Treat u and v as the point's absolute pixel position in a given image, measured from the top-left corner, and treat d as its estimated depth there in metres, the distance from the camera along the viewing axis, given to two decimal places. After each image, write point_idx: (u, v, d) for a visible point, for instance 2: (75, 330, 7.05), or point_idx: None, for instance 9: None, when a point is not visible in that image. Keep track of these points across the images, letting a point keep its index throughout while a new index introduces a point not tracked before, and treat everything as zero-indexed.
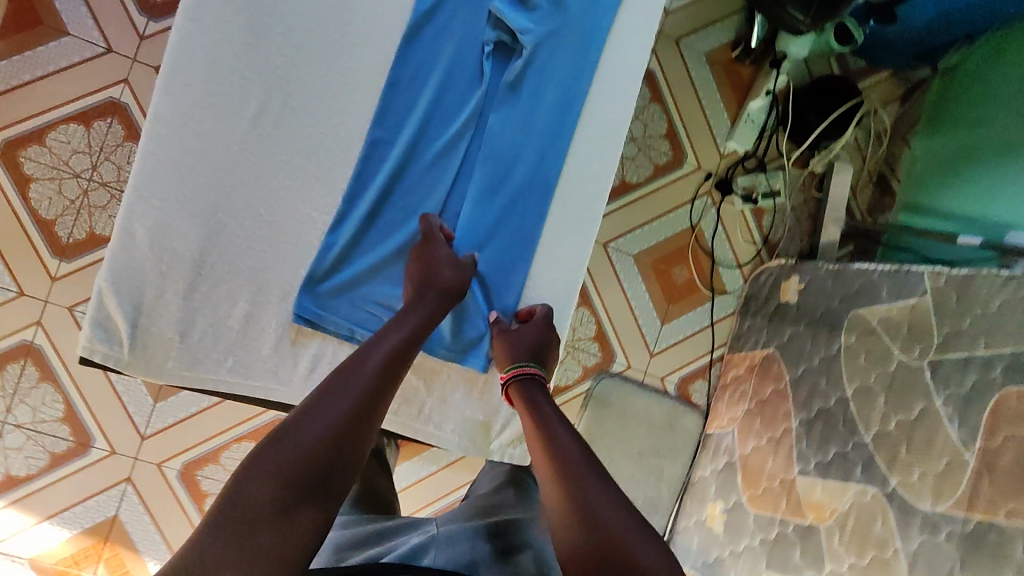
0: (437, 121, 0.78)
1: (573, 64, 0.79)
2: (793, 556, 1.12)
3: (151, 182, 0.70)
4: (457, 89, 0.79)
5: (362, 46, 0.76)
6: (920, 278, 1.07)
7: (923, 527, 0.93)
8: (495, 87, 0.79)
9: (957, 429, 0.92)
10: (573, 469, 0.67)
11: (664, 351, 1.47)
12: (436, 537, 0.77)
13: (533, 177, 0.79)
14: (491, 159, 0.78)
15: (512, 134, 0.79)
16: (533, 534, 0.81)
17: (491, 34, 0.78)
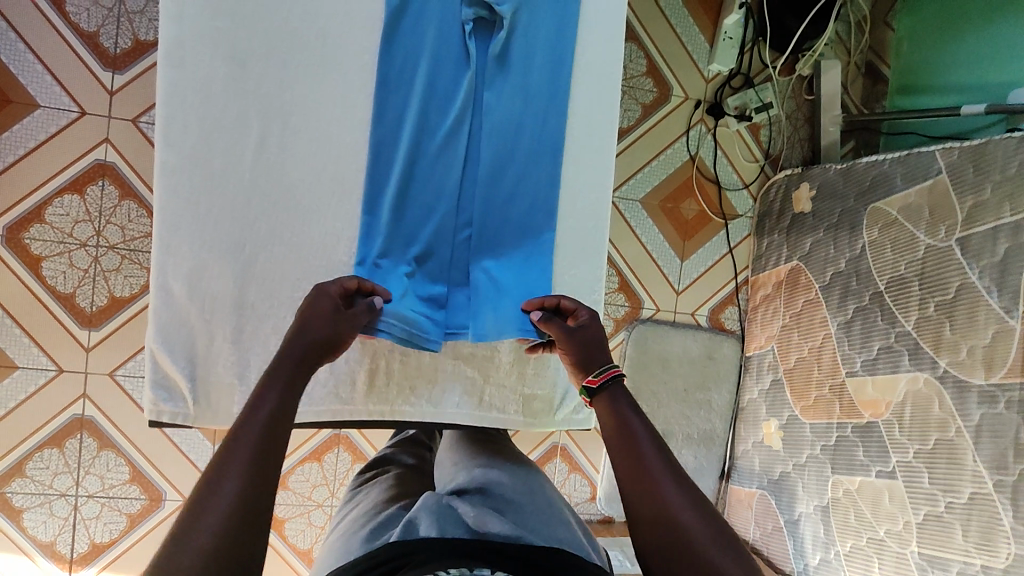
0: (435, 111, 0.74)
1: (557, 21, 0.76)
2: (857, 455, 1.15)
3: (174, 235, 0.67)
4: (446, 75, 0.74)
5: (342, 45, 0.71)
6: (933, 158, 1.07)
7: (981, 401, 0.94)
8: (484, 61, 0.74)
9: (996, 299, 0.93)
10: (643, 435, 0.59)
11: (690, 286, 1.48)
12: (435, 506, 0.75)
13: (542, 144, 0.76)
14: (496, 138, 0.75)
15: (510, 107, 0.75)
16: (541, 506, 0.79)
17: (468, 11, 0.73)
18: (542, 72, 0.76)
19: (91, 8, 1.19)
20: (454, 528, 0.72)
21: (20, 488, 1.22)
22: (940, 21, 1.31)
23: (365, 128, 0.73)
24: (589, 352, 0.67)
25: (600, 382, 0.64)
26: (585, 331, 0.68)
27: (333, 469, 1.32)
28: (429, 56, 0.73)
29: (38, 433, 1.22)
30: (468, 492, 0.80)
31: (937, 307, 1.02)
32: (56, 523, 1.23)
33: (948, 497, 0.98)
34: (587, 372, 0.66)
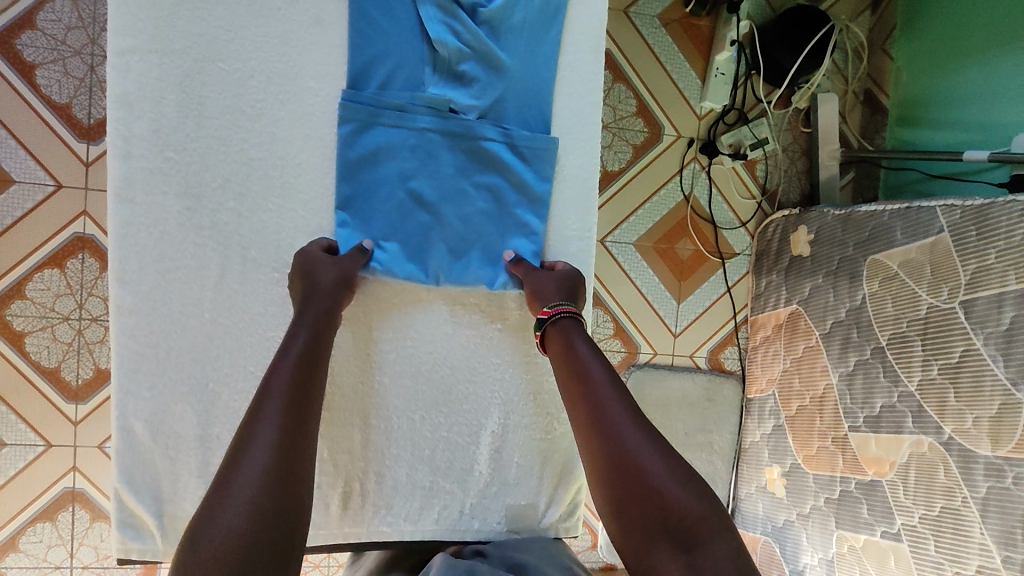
0: (398, 213, 0.74)
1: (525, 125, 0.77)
2: (861, 512, 1.13)
3: (133, 376, 0.64)
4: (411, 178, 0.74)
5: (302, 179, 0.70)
6: (934, 214, 1.02)
7: (987, 473, 0.91)
8: (454, 162, 0.75)
9: (1002, 369, 0.89)
10: (620, 427, 0.64)
11: (687, 328, 1.45)
12: None
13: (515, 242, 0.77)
14: (459, 235, 0.75)
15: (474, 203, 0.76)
16: None
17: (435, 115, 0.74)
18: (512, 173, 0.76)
19: (62, 79, 1.16)
20: None
21: (15, 562, 1.22)
22: (943, 53, 1.25)
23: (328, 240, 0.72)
24: (558, 292, 0.74)
25: (549, 316, 0.72)
26: (551, 276, 0.75)
27: None
28: (398, 163, 0.73)
29: (30, 508, 1.22)
30: None
31: (941, 370, 0.98)
32: None
33: (955, 567, 0.95)
34: (550, 302, 0.73)
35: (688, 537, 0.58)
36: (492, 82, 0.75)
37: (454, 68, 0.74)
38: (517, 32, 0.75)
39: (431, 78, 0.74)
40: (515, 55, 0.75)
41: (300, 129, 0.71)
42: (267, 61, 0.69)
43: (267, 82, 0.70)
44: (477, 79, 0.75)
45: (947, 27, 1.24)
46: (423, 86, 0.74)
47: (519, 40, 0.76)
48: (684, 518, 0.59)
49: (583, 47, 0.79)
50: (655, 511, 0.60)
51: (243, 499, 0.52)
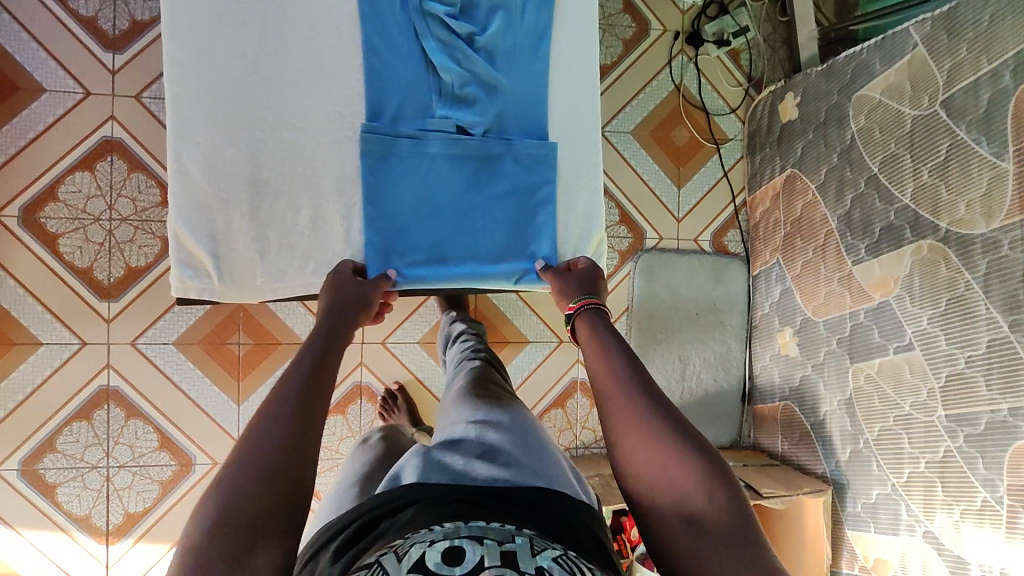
0: (429, 228, 0.77)
1: (528, 106, 0.78)
2: (873, 338, 1.16)
3: (187, 123, 0.70)
4: (432, 189, 0.77)
5: None
6: (907, 35, 1.09)
7: (986, 248, 0.95)
8: (470, 178, 0.77)
9: (986, 148, 0.95)
10: (632, 396, 0.64)
11: (690, 213, 1.50)
12: (421, 460, 0.76)
13: (529, 242, 0.80)
14: (487, 240, 0.79)
15: (495, 206, 0.78)
16: (532, 453, 0.76)
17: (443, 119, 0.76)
18: (520, 188, 0.79)
19: None
20: (441, 476, 0.73)
21: (52, 463, 1.24)
22: None
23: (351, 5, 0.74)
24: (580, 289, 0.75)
25: (576, 311, 0.73)
26: (574, 278, 0.77)
27: (358, 419, 1.34)
28: (417, 181, 0.76)
29: (66, 408, 1.24)
30: (460, 441, 0.79)
31: (931, 172, 1.04)
32: (91, 495, 1.25)
33: (966, 352, 0.99)
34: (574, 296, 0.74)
35: (693, 520, 0.57)
36: (491, 104, 0.76)
37: (462, 99, 0.76)
38: (511, 51, 0.77)
39: (438, 103, 0.76)
40: (515, 79, 0.77)
41: None
42: None
43: None
44: (477, 95, 0.76)
45: None
46: (423, 89, 0.76)
47: (515, 55, 0.77)
48: (687, 503, 0.58)
49: (579, 29, 0.80)
50: (665, 500, 0.59)
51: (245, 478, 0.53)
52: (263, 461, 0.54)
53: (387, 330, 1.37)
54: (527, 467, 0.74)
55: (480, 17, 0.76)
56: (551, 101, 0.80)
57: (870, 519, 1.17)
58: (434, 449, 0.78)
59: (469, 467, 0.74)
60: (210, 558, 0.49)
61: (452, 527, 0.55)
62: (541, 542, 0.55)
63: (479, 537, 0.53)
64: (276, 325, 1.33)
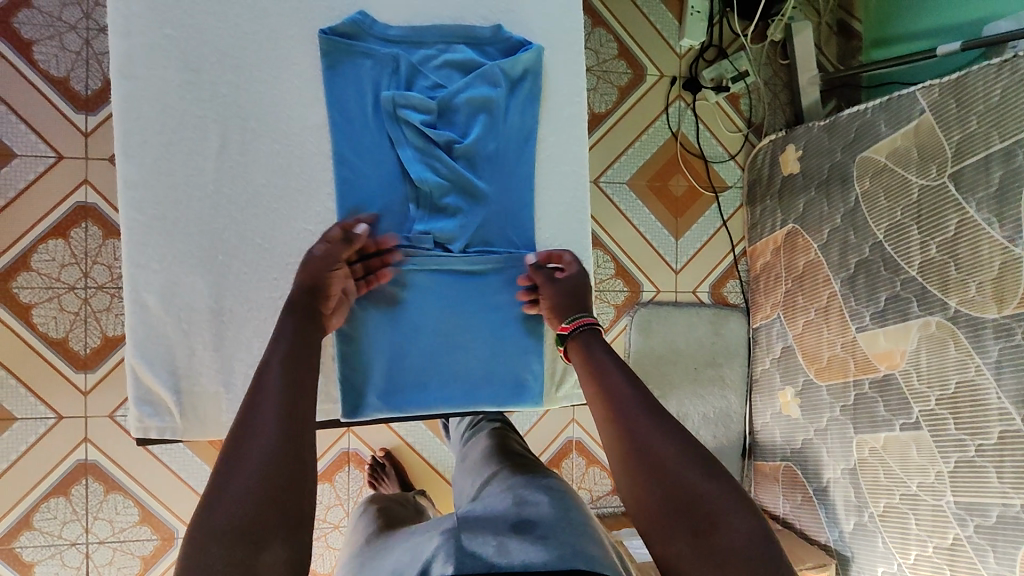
0: (404, 347, 0.72)
1: (513, 210, 0.74)
2: (878, 410, 1.12)
3: (142, 248, 0.63)
4: (408, 311, 0.71)
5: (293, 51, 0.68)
6: (914, 100, 1.05)
7: (997, 334, 0.91)
8: (448, 295, 0.72)
9: (998, 230, 0.91)
10: (634, 415, 0.61)
11: (687, 264, 1.46)
12: (453, 539, 0.70)
13: (514, 360, 0.75)
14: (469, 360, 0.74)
15: (474, 326, 0.73)
16: (572, 525, 0.72)
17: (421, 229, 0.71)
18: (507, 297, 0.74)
19: (59, 54, 1.20)
20: (476, 559, 0.66)
21: (29, 541, 1.20)
22: None
23: (322, 115, 0.69)
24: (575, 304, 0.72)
25: (570, 332, 0.70)
26: (564, 285, 0.72)
27: (346, 488, 1.30)
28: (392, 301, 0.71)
29: (42, 484, 1.20)
30: (494, 519, 0.74)
31: (939, 247, 1.00)
32: (69, 574, 1.21)
33: (977, 439, 0.95)
34: (568, 316, 0.71)
35: (706, 524, 0.55)
36: (475, 214, 0.72)
37: (442, 208, 0.71)
38: (493, 158, 0.72)
39: (415, 214, 0.71)
40: (498, 185, 0.72)
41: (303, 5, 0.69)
42: None
43: None
44: (458, 205, 0.71)
45: None
46: (401, 196, 0.71)
47: (498, 162, 0.72)
48: (700, 505, 0.55)
49: (564, 130, 0.76)
50: (676, 510, 0.56)
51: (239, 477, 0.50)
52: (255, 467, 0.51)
53: None
54: (568, 543, 0.68)
55: (460, 122, 0.71)
56: (536, 202, 0.75)
57: None
58: (466, 524, 0.74)
59: (504, 546, 0.68)
60: (213, 568, 0.46)
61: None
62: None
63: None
64: None
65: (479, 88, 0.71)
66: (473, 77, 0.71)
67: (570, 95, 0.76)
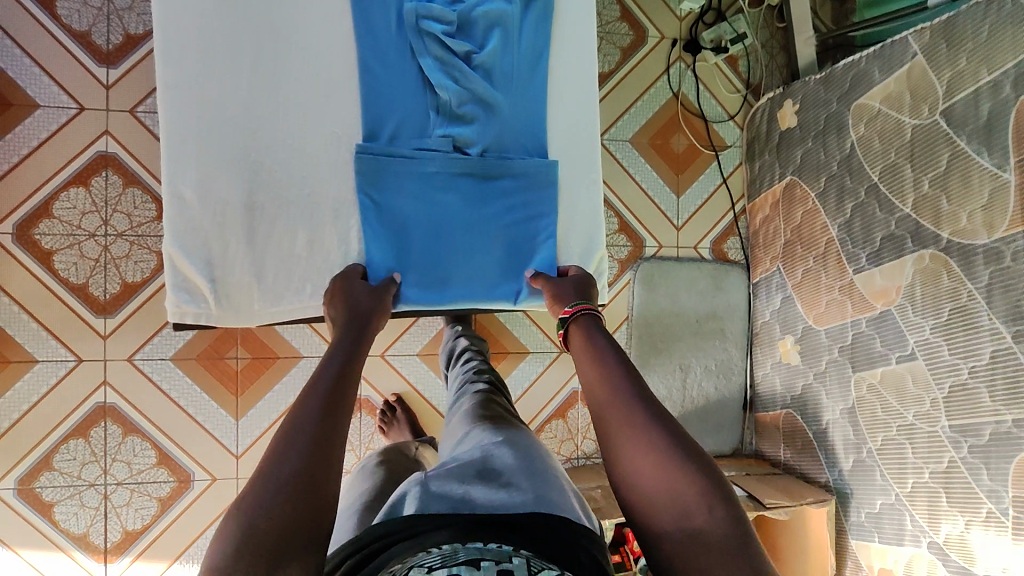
0: (424, 240, 0.75)
1: (527, 119, 0.78)
2: (875, 347, 1.16)
3: (180, 146, 0.67)
4: (429, 206, 0.75)
5: None
6: (906, 45, 1.09)
7: (988, 259, 0.95)
8: (468, 193, 0.76)
9: (987, 159, 0.95)
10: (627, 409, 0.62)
11: (689, 221, 1.50)
12: (424, 486, 0.74)
13: (529, 259, 0.79)
14: (486, 255, 0.77)
15: (491, 223, 0.77)
16: (538, 470, 0.75)
17: (442, 133, 0.74)
18: (520, 203, 0.78)
19: (81, 9, 1.24)
20: (442, 504, 0.70)
21: (49, 481, 1.23)
22: None
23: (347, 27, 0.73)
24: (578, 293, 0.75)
25: (571, 315, 0.72)
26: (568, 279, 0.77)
27: (357, 433, 1.33)
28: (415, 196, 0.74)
29: (62, 425, 1.23)
30: (462, 465, 0.77)
31: (931, 182, 1.04)
32: (88, 514, 1.24)
33: (970, 362, 0.99)
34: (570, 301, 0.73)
35: (686, 515, 0.55)
36: (491, 123, 0.76)
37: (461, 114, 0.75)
38: (508, 71, 0.76)
39: (436, 120, 0.75)
40: (513, 97, 0.76)
41: None
42: None
43: None
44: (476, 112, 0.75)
45: None
46: (425, 102, 0.75)
47: (513, 75, 0.76)
48: (684, 499, 0.56)
49: (574, 49, 0.80)
50: (660, 501, 0.57)
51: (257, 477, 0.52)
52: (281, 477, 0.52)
53: (386, 343, 1.36)
54: (529, 488, 0.71)
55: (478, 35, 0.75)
56: (548, 116, 0.79)
57: (874, 529, 1.17)
58: (433, 475, 0.76)
59: (469, 491, 0.72)
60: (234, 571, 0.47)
61: (448, 551, 0.56)
62: (538, 563, 0.56)
63: (476, 562, 0.54)
64: (274, 339, 1.32)
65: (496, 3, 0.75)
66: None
67: (579, 17, 0.80)
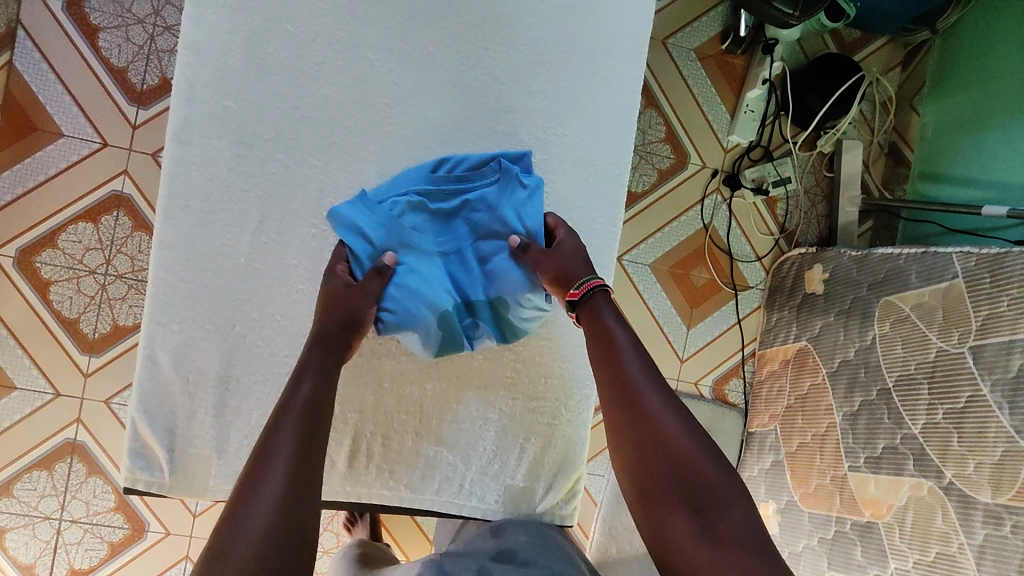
0: (399, 228, 0.69)
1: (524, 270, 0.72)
2: (855, 554, 1.11)
3: (165, 308, 0.65)
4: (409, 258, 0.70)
5: (347, 142, 0.70)
6: (950, 259, 1.05)
7: (986, 520, 0.90)
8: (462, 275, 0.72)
9: (1007, 417, 0.90)
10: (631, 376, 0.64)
11: (694, 355, 1.45)
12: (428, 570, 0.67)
13: (494, 216, 0.71)
14: (446, 234, 0.72)
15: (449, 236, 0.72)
16: (552, 548, 0.69)
17: (459, 318, 0.71)
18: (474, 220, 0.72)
19: (122, 44, 1.22)
20: None
21: (6, 507, 1.21)
22: (971, 112, 1.29)
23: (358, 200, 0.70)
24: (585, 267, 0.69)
25: (580, 297, 0.67)
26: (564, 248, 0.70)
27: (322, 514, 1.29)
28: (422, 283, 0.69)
29: (28, 455, 1.21)
30: (473, 550, 0.70)
31: (946, 414, 0.99)
32: (38, 545, 1.22)
33: None
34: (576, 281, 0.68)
35: (706, 503, 0.60)
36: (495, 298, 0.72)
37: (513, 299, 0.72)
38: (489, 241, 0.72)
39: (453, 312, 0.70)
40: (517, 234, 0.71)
41: (360, 93, 0.70)
42: (329, 28, 0.69)
43: (326, 49, 0.69)
44: (480, 304, 0.71)
45: (969, 88, 1.30)
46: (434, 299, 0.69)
47: (492, 245, 0.72)
48: (704, 482, 0.60)
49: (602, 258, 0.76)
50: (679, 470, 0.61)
51: (255, 526, 0.52)
52: (268, 509, 0.53)
53: None
54: (546, 564, 0.64)
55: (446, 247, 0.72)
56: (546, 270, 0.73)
57: None
58: (447, 559, 0.69)
59: (482, 571, 0.65)
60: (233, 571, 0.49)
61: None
62: None
63: None
64: None
65: (445, 216, 0.71)
66: (433, 208, 0.70)
67: (604, 215, 0.76)
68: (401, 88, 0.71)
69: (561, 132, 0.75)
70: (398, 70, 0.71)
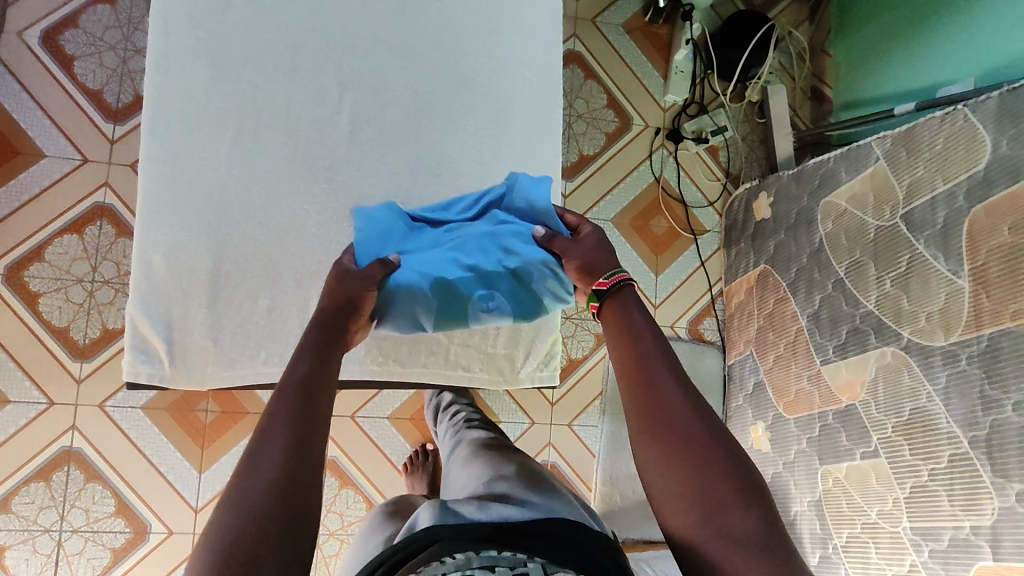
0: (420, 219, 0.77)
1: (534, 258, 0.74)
2: (841, 440, 1.15)
3: (155, 213, 0.75)
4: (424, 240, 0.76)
5: (308, 63, 0.81)
6: (870, 148, 1.15)
7: (945, 362, 0.97)
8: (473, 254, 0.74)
9: (944, 264, 0.99)
10: (651, 362, 0.58)
11: (667, 299, 1.52)
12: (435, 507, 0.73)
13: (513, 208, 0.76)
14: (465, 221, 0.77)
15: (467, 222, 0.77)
16: (543, 489, 0.77)
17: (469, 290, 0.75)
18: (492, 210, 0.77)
19: (97, 69, 1.32)
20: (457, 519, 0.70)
21: (4, 524, 1.20)
22: (875, 40, 1.43)
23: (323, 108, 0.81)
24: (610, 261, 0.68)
25: (608, 286, 0.64)
26: (587, 242, 0.70)
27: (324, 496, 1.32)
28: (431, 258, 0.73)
29: (25, 467, 1.22)
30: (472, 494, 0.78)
31: (893, 282, 1.07)
32: (39, 560, 1.20)
33: (929, 464, 0.98)
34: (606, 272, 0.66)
35: (723, 500, 0.52)
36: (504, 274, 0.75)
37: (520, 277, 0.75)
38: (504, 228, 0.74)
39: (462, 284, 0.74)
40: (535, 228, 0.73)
41: (315, 21, 0.82)
42: None
43: None
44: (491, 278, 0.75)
45: (869, 21, 1.45)
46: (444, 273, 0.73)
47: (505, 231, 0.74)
48: (724, 479, 0.52)
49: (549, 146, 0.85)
50: (695, 470, 0.53)
51: (247, 501, 0.47)
52: (265, 484, 0.48)
53: (356, 405, 1.36)
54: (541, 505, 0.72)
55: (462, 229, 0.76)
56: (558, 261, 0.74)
57: None
58: (449, 499, 0.76)
59: (484, 506, 0.72)
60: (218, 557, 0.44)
61: (464, 558, 0.55)
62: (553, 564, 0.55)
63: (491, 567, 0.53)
64: (245, 394, 1.31)
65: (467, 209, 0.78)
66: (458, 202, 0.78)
67: (543, 113, 0.87)
68: (349, 15, 0.83)
69: (496, 42, 0.86)
70: (351, 4, 0.83)
